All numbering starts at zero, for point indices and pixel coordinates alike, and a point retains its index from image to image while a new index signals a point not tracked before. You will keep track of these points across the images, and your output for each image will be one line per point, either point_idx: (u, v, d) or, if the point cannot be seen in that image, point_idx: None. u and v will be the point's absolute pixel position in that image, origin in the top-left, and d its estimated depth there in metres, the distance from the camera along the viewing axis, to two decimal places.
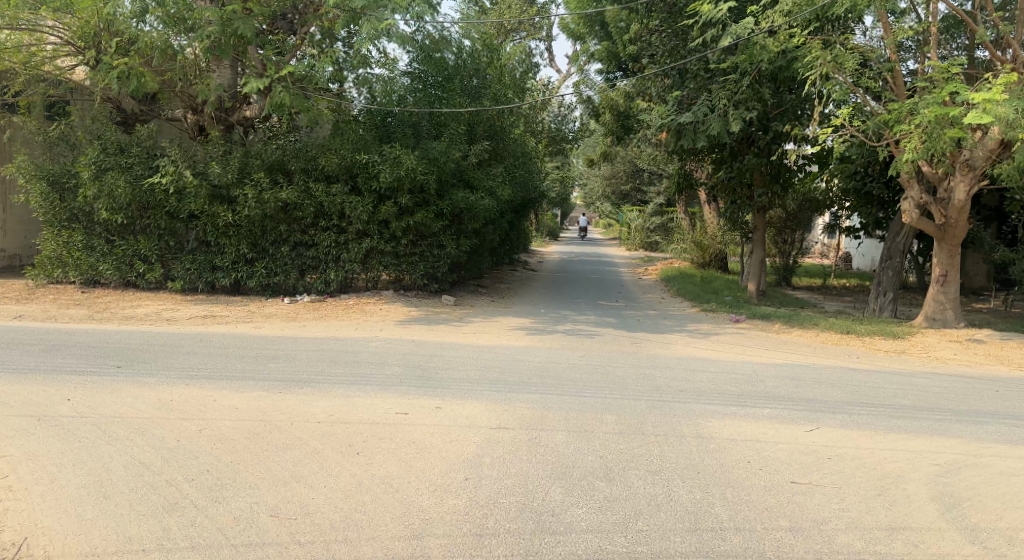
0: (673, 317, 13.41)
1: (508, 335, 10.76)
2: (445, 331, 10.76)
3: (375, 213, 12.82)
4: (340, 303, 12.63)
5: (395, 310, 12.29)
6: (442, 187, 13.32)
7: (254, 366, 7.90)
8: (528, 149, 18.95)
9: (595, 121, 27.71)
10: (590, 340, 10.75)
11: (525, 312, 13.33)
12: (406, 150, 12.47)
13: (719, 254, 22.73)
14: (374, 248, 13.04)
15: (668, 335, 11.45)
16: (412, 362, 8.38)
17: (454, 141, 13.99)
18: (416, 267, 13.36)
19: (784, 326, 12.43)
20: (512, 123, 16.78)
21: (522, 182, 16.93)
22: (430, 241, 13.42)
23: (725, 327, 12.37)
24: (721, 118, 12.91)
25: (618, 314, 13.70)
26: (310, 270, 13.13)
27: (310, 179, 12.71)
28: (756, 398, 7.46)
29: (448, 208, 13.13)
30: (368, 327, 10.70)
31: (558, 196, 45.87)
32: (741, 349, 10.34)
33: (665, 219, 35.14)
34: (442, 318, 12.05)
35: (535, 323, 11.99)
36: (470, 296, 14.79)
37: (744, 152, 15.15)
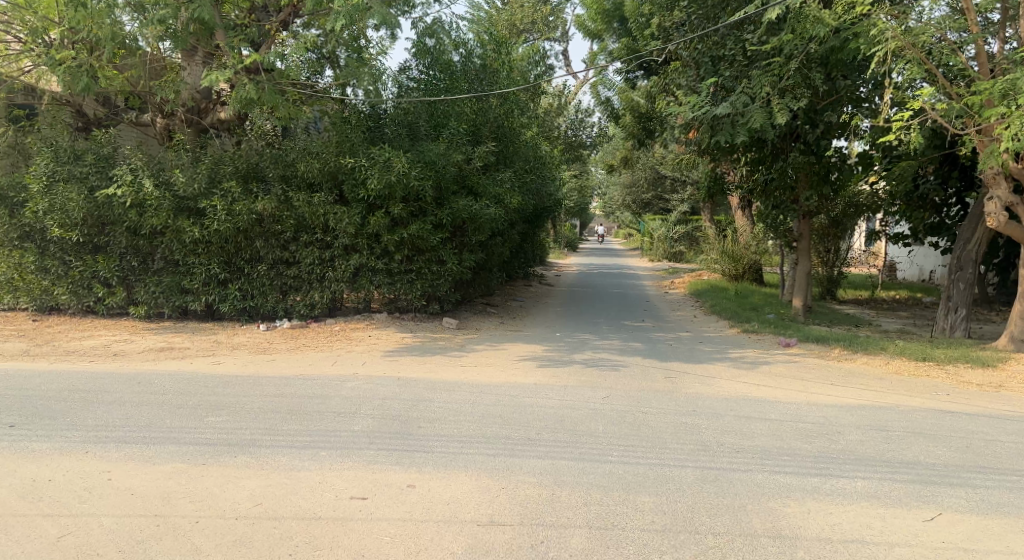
0: (711, 341, 11.60)
1: (518, 368, 9.06)
2: (444, 363, 9.09)
3: (364, 224, 11.17)
4: (326, 330, 10.97)
5: (389, 338, 10.63)
6: (441, 195, 11.73)
7: (190, 421, 6.25)
8: (542, 153, 17.26)
9: (615, 124, 25.97)
10: (615, 373, 9.01)
11: (539, 337, 11.59)
12: (398, 153, 10.89)
13: (754, 265, 20.92)
14: (364, 265, 11.36)
15: (709, 366, 9.64)
16: (394, 410, 6.71)
17: (455, 143, 12.45)
18: (413, 286, 11.69)
19: (845, 352, 10.57)
20: (523, 124, 15.17)
21: (534, 189, 15.31)
22: (428, 256, 11.73)
23: (774, 354, 10.55)
24: (764, 109, 11.20)
25: (646, 337, 11.92)
26: (293, 292, 11.47)
27: (291, 188, 11.13)
28: (836, 465, 5.68)
29: (448, 218, 11.58)
30: (353, 359, 9.05)
31: (576, 206, 44.04)
32: (801, 385, 8.53)
33: (691, 228, 33.22)
34: (444, 346, 10.39)
35: (551, 352, 10.27)
36: (477, 319, 13.07)
37: (787, 149, 13.59)
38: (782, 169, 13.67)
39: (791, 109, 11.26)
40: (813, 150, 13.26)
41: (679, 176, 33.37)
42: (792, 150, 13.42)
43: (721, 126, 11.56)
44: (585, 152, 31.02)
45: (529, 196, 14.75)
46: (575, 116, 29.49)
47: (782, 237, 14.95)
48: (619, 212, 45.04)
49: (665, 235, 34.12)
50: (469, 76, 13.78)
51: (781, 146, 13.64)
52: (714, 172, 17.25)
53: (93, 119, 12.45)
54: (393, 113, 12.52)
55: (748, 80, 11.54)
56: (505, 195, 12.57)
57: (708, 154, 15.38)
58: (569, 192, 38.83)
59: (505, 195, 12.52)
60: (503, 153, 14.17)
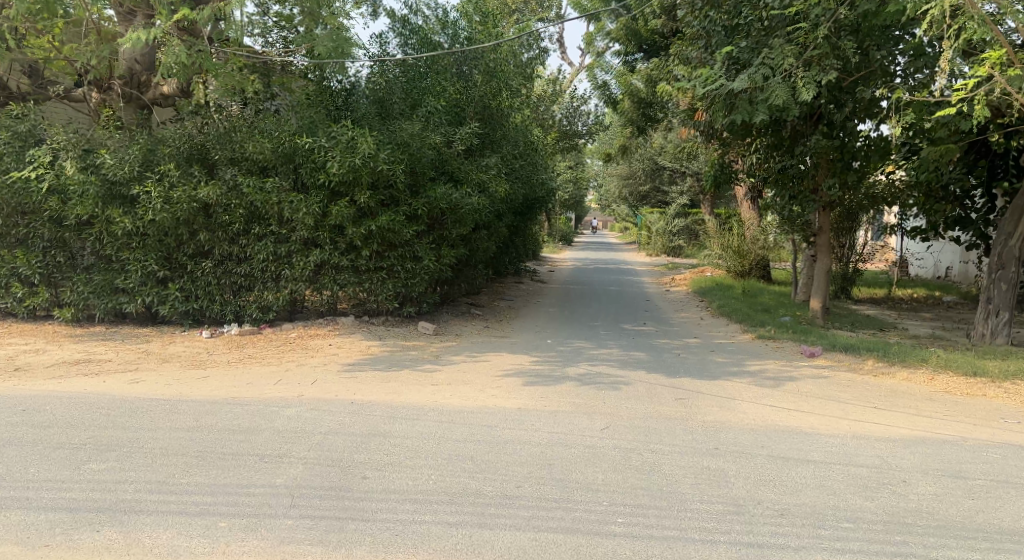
0: (724, 351, 10.14)
1: (501, 386, 7.60)
2: (413, 380, 7.62)
3: (326, 215, 9.66)
4: (280, 337, 9.48)
5: (353, 346, 9.14)
6: (415, 182, 10.30)
7: (62, 468, 4.78)
8: (533, 138, 15.78)
9: (612, 110, 24.47)
10: (616, 392, 7.54)
11: (528, 345, 10.11)
12: (366, 132, 9.46)
13: (761, 261, 19.54)
14: (327, 262, 9.86)
15: (726, 382, 8.19)
16: (335, 452, 5.23)
17: (433, 125, 11.04)
18: (383, 286, 10.20)
19: (880, 365, 9.13)
20: (512, 106, 13.73)
21: (524, 178, 13.88)
22: (402, 252, 10.25)
23: (799, 368, 9.09)
24: (786, 83, 9.88)
25: (649, 345, 10.46)
26: (244, 292, 9.96)
27: (240, 172, 9.62)
28: (915, 538, 4.26)
29: (424, 207, 10.15)
30: (303, 375, 7.57)
31: (571, 199, 42.50)
32: (841, 409, 7.09)
33: (690, 221, 31.76)
34: (417, 356, 8.89)
35: (541, 364, 8.80)
36: (457, 322, 11.56)
37: (807, 132, 12.14)
38: (801, 155, 12.23)
39: (817, 83, 9.81)
40: (837, 131, 11.86)
41: (678, 168, 31.93)
42: (814, 133, 12.01)
43: (738, 102, 10.21)
44: (581, 142, 29.55)
45: (519, 186, 13.29)
46: (571, 104, 27.97)
47: (798, 232, 13.49)
48: (615, 205, 43.54)
49: (664, 229, 32.68)
50: (450, 53, 12.40)
51: (801, 129, 12.22)
52: (721, 160, 15.82)
53: (17, 92, 10.57)
54: (364, 89, 11.05)
55: (767, 50, 10.19)
56: (491, 182, 11.13)
57: (718, 139, 13.94)
58: (564, 185, 37.37)
59: (490, 182, 11.09)
60: (488, 138, 12.74)
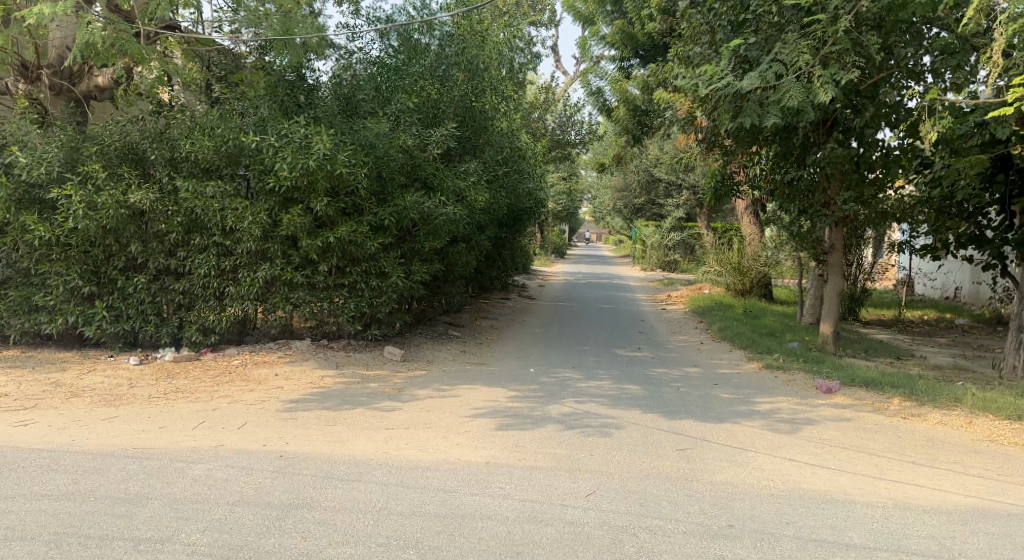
0: (728, 384, 8.97)
1: (469, 430, 6.41)
2: (363, 422, 6.42)
3: (277, 225, 8.46)
4: (221, 364, 8.27)
5: (303, 376, 7.93)
6: (381, 188, 9.11)
7: None
8: (520, 145, 14.64)
9: (606, 118, 23.38)
10: (605, 440, 6.36)
11: (506, 374, 8.90)
12: (322, 130, 8.29)
13: (762, 278, 18.44)
14: (278, 277, 8.66)
15: (734, 425, 7.02)
16: (237, 537, 4.09)
17: (404, 126, 9.87)
18: (343, 305, 8.99)
19: (909, 406, 7.96)
20: (497, 108, 12.58)
21: (509, 187, 12.70)
22: (366, 268, 9.05)
23: (816, 407, 7.92)
24: (800, 83, 8.79)
25: (644, 374, 9.29)
26: (184, 311, 8.76)
27: (180, 174, 8.45)
28: None
29: (391, 217, 8.95)
30: (231, 416, 6.38)
31: (563, 211, 41.36)
32: (873, 466, 5.92)
33: (687, 235, 30.62)
34: (376, 389, 7.69)
35: (519, 399, 7.62)
36: (429, 346, 10.35)
37: (819, 139, 11.03)
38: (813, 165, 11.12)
39: (833, 82, 8.70)
40: (852, 139, 10.76)
41: (674, 180, 30.91)
42: (828, 141, 10.89)
43: (747, 103, 9.12)
44: (574, 152, 28.48)
45: (503, 195, 12.13)
46: (564, 112, 26.90)
47: (808, 249, 12.36)
48: (610, 217, 42.39)
49: (659, 243, 31.77)
50: (428, 50, 11.27)
51: (813, 136, 11.10)
52: (723, 170, 14.70)
53: None
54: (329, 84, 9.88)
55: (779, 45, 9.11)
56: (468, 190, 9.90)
57: (720, 146, 12.84)
58: (556, 195, 36.30)
59: (468, 190, 9.87)
60: (466, 143, 11.58)
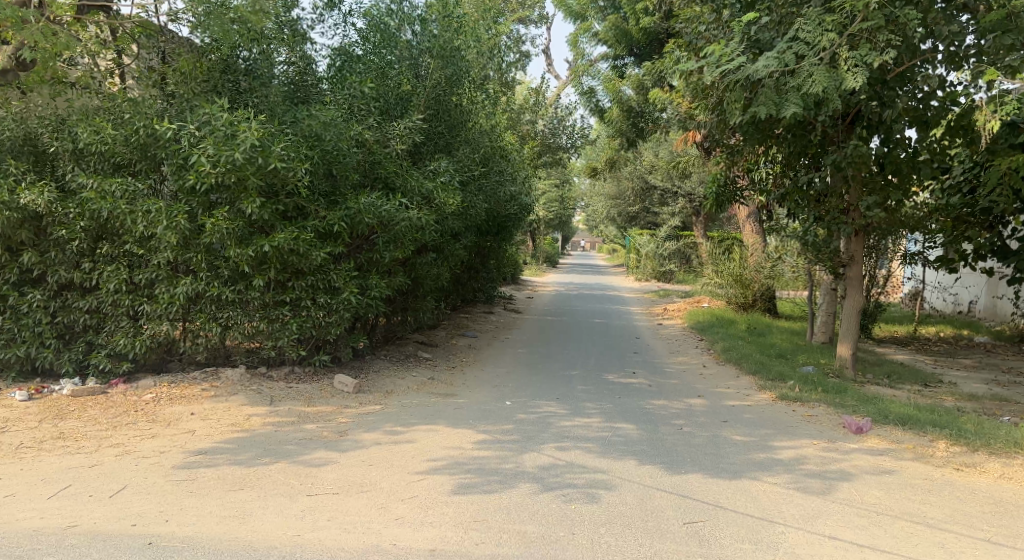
0: (739, 421, 7.60)
1: (419, 494, 5.04)
2: (283, 484, 5.04)
3: (200, 230, 7.06)
4: (130, 398, 6.85)
5: (226, 416, 6.52)
6: (331, 188, 7.72)
7: None
8: (503, 145, 13.28)
9: (599, 121, 22.09)
10: (591, 507, 4.99)
11: (477, 408, 7.50)
12: (255, 117, 6.90)
13: (766, 291, 17.10)
14: (203, 293, 7.26)
15: (752, 483, 5.67)
16: None
17: (361, 117, 8.50)
18: (284, 327, 7.58)
19: (959, 453, 6.62)
20: (474, 101, 11.24)
21: (488, 190, 11.34)
22: (312, 282, 7.65)
23: (848, 454, 6.55)
24: (824, 66, 7.49)
25: (639, 408, 7.91)
26: (90, 334, 7.33)
27: (85, 171, 7.07)
28: None
29: (342, 222, 7.57)
30: (111, 477, 4.99)
31: (555, 219, 40.07)
32: (938, 549, 4.59)
33: (683, 244, 29.32)
34: (313, 431, 6.29)
35: (488, 445, 6.24)
36: (392, 371, 8.94)
37: (839, 137, 9.70)
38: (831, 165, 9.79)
39: (862, 65, 7.40)
40: (876, 136, 9.46)
41: (669, 186, 29.64)
42: (849, 139, 9.57)
43: (761, 92, 7.80)
44: (565, 157, 27.20)
45: (480, 199, 10.77)
46: (555, 114, 25.63)
47: (823, 262, 11.02)
48: (603, 226, 41.10)
49: (653, 252, 29.57)
50: (395, 33, 9.97)
51: (830, 133, 9.79)
52: (725, 174, 13.41)
53: None
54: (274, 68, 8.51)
55: (799, 21, 7.81)
56: (436, 188, 8.52)
57: (723, 147, 11.53)
58: (547, 202, 34.93)
59: (436, 189, 8.50)
60: (437, 140, 10.21)
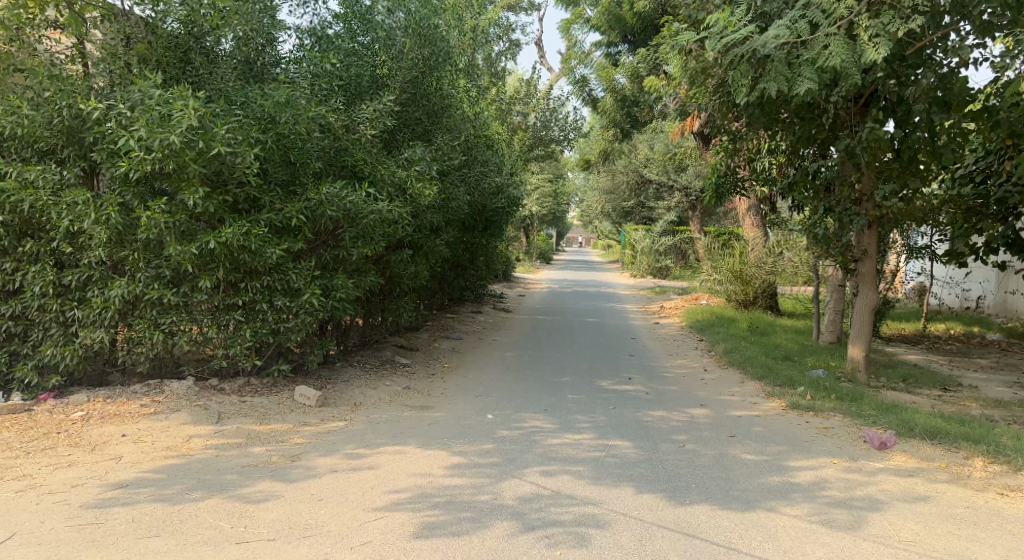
0: (748, 435, 6.79)
1: (374, 538, 4.22)
2: (210, 528, 4.22)
3: (137, 225, 6.23)
4: (57, 417, 6.01)
5: (163, 439, 5.69)
6: (289, 177, 6.90)
7: None
8: (489, 134, 12.45)
9: (592, 111, 21.29)
10: (579, 553, 4.18)
11: (453, 423, 6.68)
12: (196, 95, 6.08)
13: (768, 288, 16.31)
14: (143, 296, 6.43)
15: (768, 515, 4.86)
16: None
17: (325, 100, 7.68)
18: (237, 334, 6.77)
19: (1000, 474, 5.83)
20: (455, 86, 10.41)
21: (472, 181, 10.52)
22: (268, 282, 6.82)
23: (874, 475, 5.76)
24: (840, 37, 6.69)
25: (636, 421, 7.10)
26: (15, 343, 6.49)
27: (5, 158, 6.23)
28: None
29: (300, 214, 6.74)
30: (4, 521, 4.17)
31: (549, 214, 39.28)
32: None
33: (680, 239, 28.57)
34: (260, 456, 5.47)
35: (463, 469, 5.42)
36: (363, 380, 8.12)
37: (851, 120, 8.91)
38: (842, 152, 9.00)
39: (883, 35, 6.61)
40: (893, 119, 8.66)
41: (665, 180, 28.84)
42: (862, 123, 8.78)
43: (768, 68, 7.00)
44: (558, 151, 26.38)
45: (463, 191, 9.94)
46: (548, 105, 24.81)
47: (832, 257, 10.23)
48: (598, 221, 40.34)
49: (649, 248, 28.62)
50: (367, 11, 9.14)
51: (841, 117, 9.00)
52: (725, 165, 12.62)
53: None
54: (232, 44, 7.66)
55: None
56: (409, 178, 7.71)
57: (724, 134, 10.73)
58: (540, 198, 34.11)
59: (408, 179, 7.69)
60: (414, 127, 9.37)
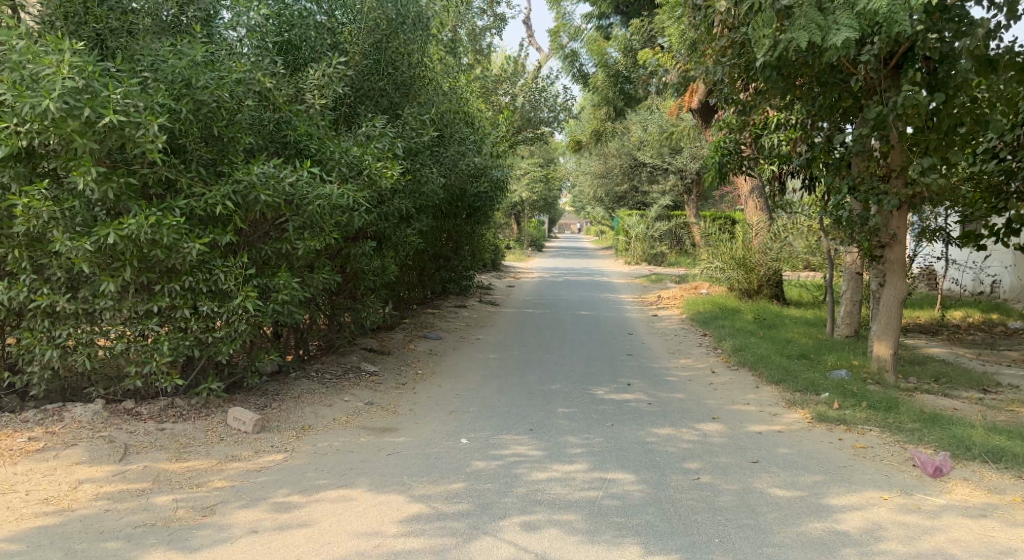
0: (773, 461, 5.64)
1: None
2: None
3: (17, 215, 5.03)
4: None
5: (43, 486, 4.49)
6: (215, 156, 5.71)
7: None
8: (470, 109, 11.23)
9: (581, 88, 20.09)
10: None
11: (417, 451, 5.51)
12: (82, 51, 4.86)
13: (773, 276, 15.17)
14: (31, 303, 5.25)
15: None
16: None
17: (265, 64, 6.46)
18: (153, 347, 5.55)
19: None
20: (427, 55, 9.20)
21: (450, 163, 9.32)
22: (189, 283, 5.62)
23: (938, 518, 4.63)
24: None
25: (639, 443, 5.93)
26: None
27: None
28: None
29: (225, 200, 5.54)
30: None
31: (539, 200, 38.07)
32: None
33: (676, 224, 27.45)
34: (162, 511, 4.29)
35: (423, 524, 4.26)
36: (317, 395, 6.94)
37: (881, 84, 7.74)
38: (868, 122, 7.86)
39: None
40: (930, 82, 7.49)
41: (660, 163, 27.66)
42: (895, 87, 7.61)
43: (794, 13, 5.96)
44: (548, 134, 25.14)
45: (437, 175, 8.74)
46: (537, 86, 23.55)
47: (855, 243, 9.09)
48: (590, 207, 39.18)
49: (643, 234, 27.31)
50: None
51: (868, 82, 7.84)
52: (730, 142, 11.44)
53: None
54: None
55: None
56: (365, 156, 6.55)
57: (732, 106, 9.55)
58: (530, 183, 32.90)
59: (363, 157, 6.53)
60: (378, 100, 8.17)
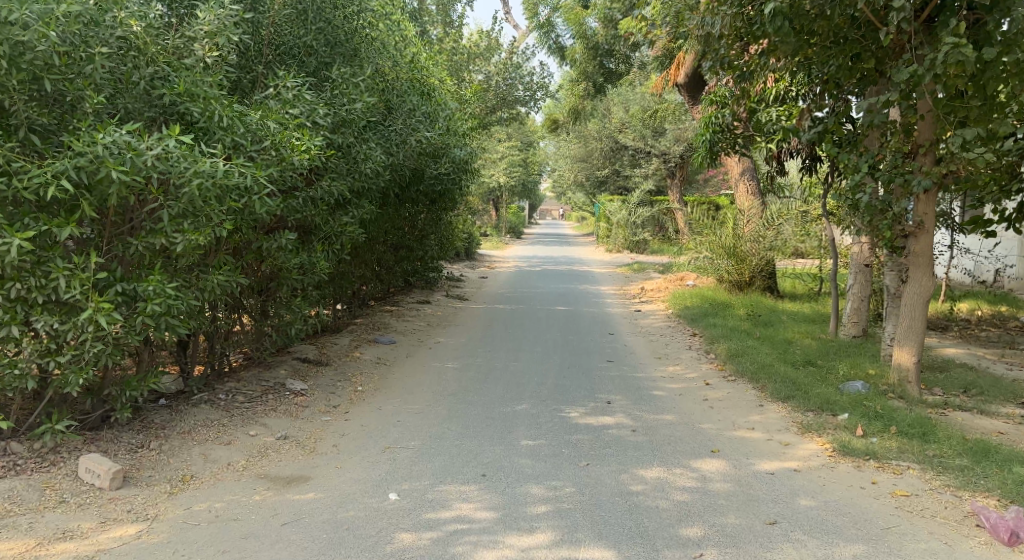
0: (796, 521, 4.32)
1: None
2: None
3: None
4: None
5: None
6: (53, 121, 4.41)
7: None
8: (429, 77, 9.79)
9: (559, 63, 18.64)
10: None
11: (324, 517, 4.13)
12: None
13: (766, 266, 13.88)
14: None
15: None
16: None
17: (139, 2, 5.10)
18: None
19: None
20: (371, 11, 7.82)
21: (400, 138, 7.94)
22: (18, 293, 4.22)
23: None
24: None
25: (620, 495, 4.58)
26: None
27: None
28: None
29: (62, 179, 4.19)
30: None
31: (517, 185, 36.58)
32: None
33: (659, 209, 26.12)
34: None
35: None
36: (217, 427, 5.52)
37: (910, 40, 6.42)
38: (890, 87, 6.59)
39: None
40: (973, 37, 6.17)
41: (641, 146, 26.37)
42: (928, 43, 6.31)
43: None
44: (524, 114, 23.74)
45: (381, 151, 7.39)
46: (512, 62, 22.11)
47: (871, 231, 7.78)
48: (570, 193, 37.77)
49: (624, 220, 25.88)
50: None
51: (896, 38, 6.55)
52: (724, 116, 10.07)
53: None
54: None
55: None
56: (269, 124, 5.20)
57: (729, 71, 8.23)
58: (508, 166, 31.43)
59: (266, 126, 5.18)
60: (304, 61, 6.82)
